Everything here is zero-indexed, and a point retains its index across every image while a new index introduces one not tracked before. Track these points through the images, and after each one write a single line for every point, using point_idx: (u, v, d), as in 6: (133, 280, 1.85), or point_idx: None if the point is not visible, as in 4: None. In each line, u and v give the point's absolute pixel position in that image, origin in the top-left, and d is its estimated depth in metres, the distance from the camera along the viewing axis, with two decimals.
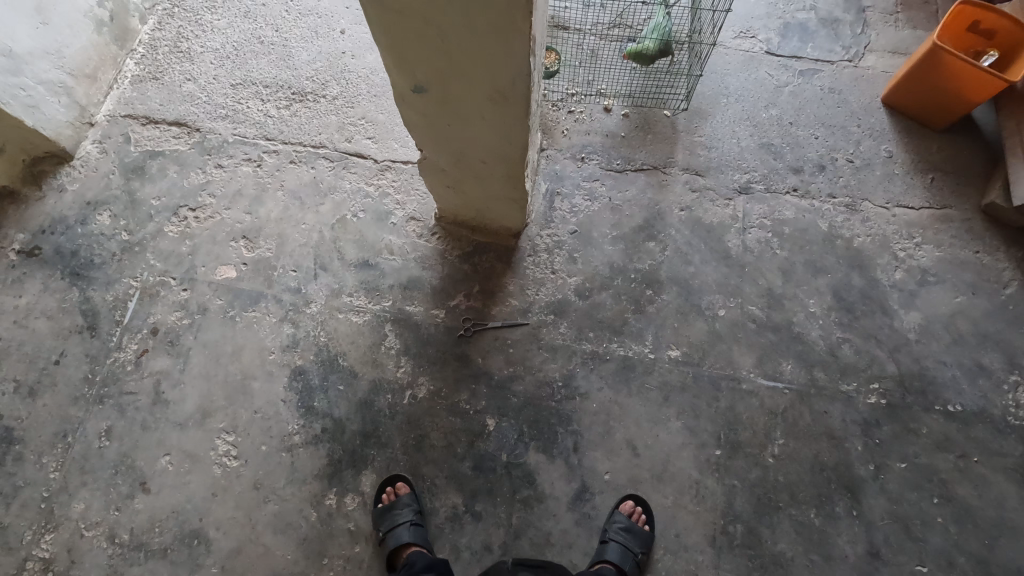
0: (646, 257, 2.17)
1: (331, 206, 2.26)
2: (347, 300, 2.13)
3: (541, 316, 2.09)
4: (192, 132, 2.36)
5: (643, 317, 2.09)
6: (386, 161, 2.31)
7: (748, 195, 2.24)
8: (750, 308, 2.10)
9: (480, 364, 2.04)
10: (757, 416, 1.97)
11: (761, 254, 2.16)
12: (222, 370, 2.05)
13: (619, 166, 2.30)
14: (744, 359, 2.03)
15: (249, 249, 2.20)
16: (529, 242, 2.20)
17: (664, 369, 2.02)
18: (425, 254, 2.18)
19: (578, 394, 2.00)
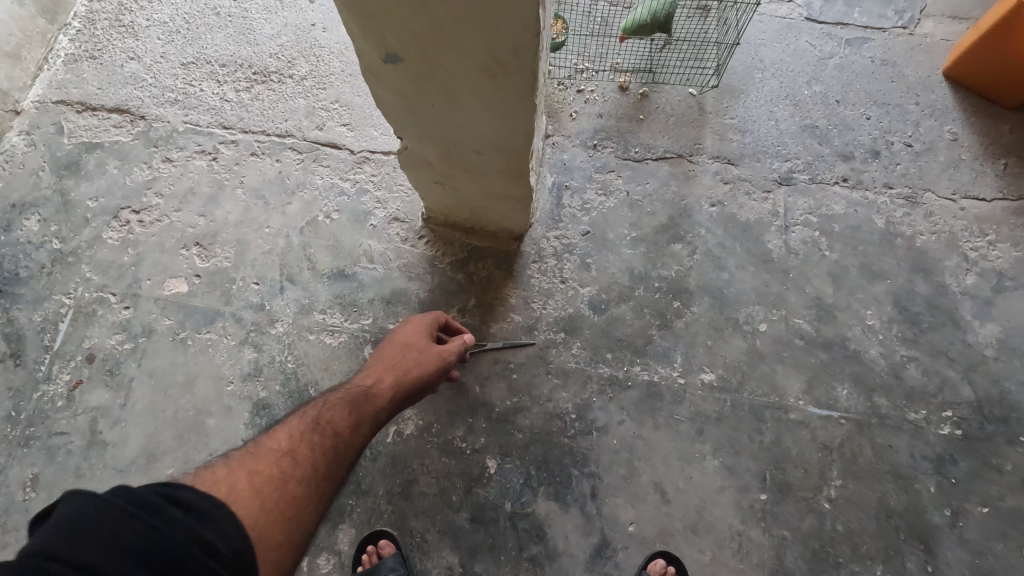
0: (672, 262, 1.84)
1: (299, 205, 1.91)
2: (319, 318, 1.80)
3: (550, 334, 1.77)
4: (136, 119, 2.01)
5: (671, 333, 1.76)
6: (363, 151, 1.96)
7: (790, 187, 1.91)
8: (797, 320, 1.77)
9: (477, 394, 1.72)
10: (807, 452, 1.65)
11: (807, 257, 1.83)
12: (170, 404, 1.72)
13: (637, 155, 1.96)
14: (790, 384, 1.71)
15: (203, 258, 1.86)
16: (533, 246, 1.86)
17: (696, 397, 1.70)
18: (411, 261, 1.85)
19: (595, 428, 1.68)
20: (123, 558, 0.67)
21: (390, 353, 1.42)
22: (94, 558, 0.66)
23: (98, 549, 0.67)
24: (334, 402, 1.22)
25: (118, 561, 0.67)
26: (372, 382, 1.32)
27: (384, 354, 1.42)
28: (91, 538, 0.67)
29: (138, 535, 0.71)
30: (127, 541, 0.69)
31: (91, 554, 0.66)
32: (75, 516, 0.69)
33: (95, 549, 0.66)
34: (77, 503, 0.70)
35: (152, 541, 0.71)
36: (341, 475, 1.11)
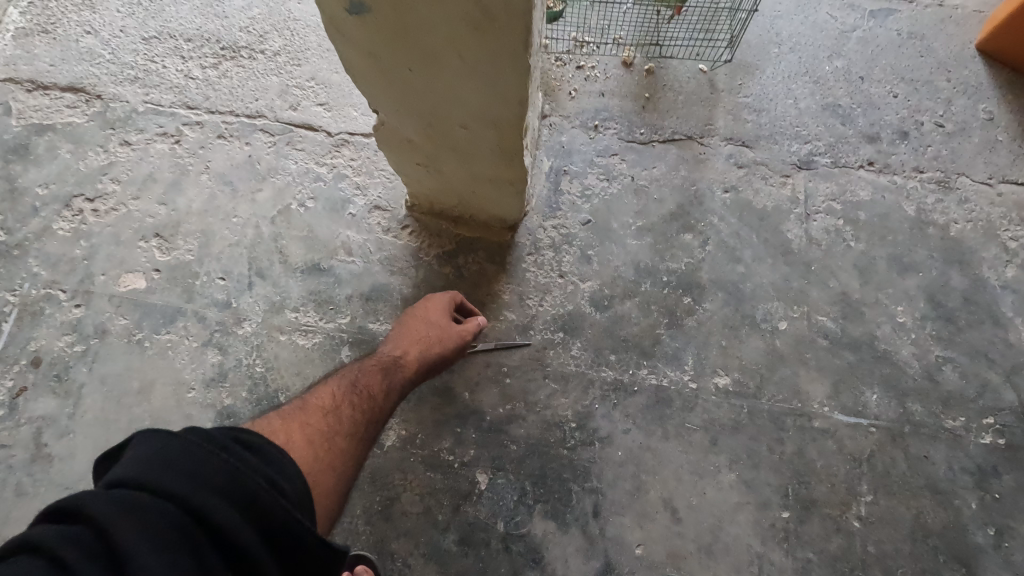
0: (681, 254, 1.66)
1: (270, 193, 1.73)
2: (291, 317, 1.62)
3: (547, 334, 1.60)
4: (91, 99, 1.82)
5: (681, 333, 1.59)
6: (341, 133, 1.78)
7: (810, 171, 1.74)
8: (820, 318, 1.60)
9: (467, 401, 1.55)
10: (833, 464, 1.48)
11: (831, 248, 1.66)
12: (124, 414, 1.55)
13: (643, 137, 1.78)
14: (814, 388, 1.54)
15: (164, 251, 1.68)
16: (528, 237, 1.69)
17: (710, 403, 1.53)
18: (394, 253, 1.67)
19: (597, 439, 1.51)
20: (195, 487, 0.71)
21: (416, 323, 1.44)
22: (181, 490, 0.71)
23: (174, 478, 0.71)
24: (366, 368, 1.30)
25: (198, 493, 0.71)
26: (400, 351, 1.37)
27: (411, 323, 1.44)
28: (166, 470, 0.72)
29: (205, 467, 0.74)
30: (198, 471, 0.73)
31: (167, 482, 0.71)
32: (153, 450, 0.74)
33: (171, 479, 0.71)
34: (153, 439, 0.76)
35: (219, 472, 0.74)
36: (374, 435, 1.20)
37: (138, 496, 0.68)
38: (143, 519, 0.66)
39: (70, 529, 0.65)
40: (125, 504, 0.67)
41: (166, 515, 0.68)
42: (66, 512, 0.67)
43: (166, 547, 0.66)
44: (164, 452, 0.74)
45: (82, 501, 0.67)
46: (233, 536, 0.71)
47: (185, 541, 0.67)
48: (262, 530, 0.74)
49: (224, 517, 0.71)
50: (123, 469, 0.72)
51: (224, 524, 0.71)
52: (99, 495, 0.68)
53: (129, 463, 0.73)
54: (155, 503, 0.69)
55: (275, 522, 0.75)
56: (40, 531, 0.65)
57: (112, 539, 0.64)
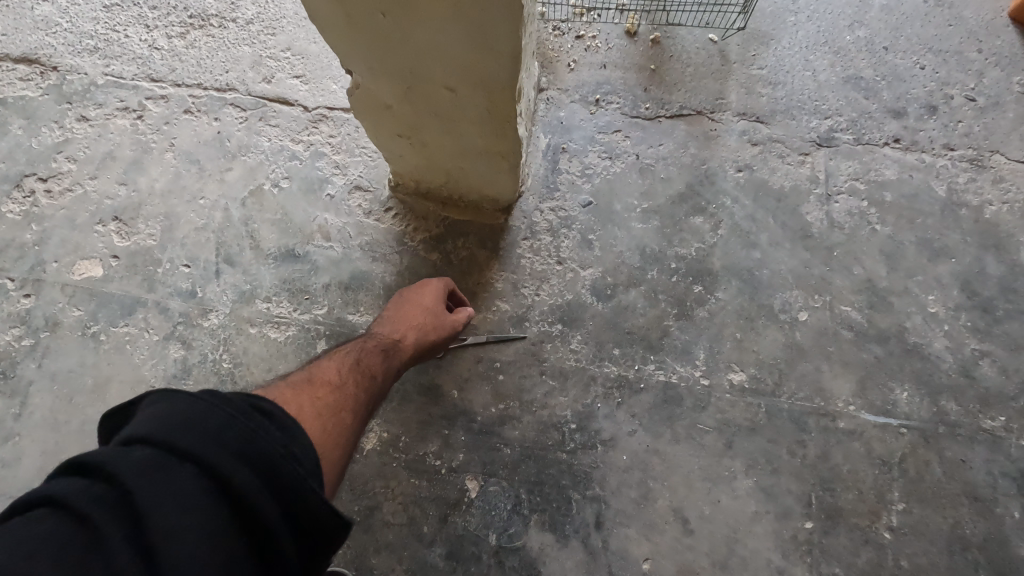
0: (691, 238, 1.52)
1: (240, 172, 1.58)
2: (262, 307, 1.47)
3: (544, 326, 1.45)
4: (47, 71, 1.67)
5: (692, 325, 1.44)
6: (319, 108, 1.63)
7: (831, 148, 1.59)
8: (843, 308, 1.46)
9: (455, 400, 1.40)
10: (860, 469, 1.34)
11: (854, 231, 1.52)
12: (76, 414, 1.40)
13: (648, 111, 1.63)
14: (838, 385, 1.40)
15: (123, 235, 1.53)
16: (524, 220, 1.54)
17: (723, 402, 1.39)
18: (376, 238, 1.53)
19: (600, 441, 1.36)
20: (216, 448, 0.61)
21: (412, 302, 1.29)
22: (195, 448, 0.60)
23: (193, 437, 0.61)
24: (367, 349, 1.14)
25: (211, 454, 0.60)
26: (398, 332, 1.23)
27: (407, 302, 1.29)
28: (184, 428, 0.61)
29: (230, 427, 0.64)
30: (221, 432, 0.63)
31: (187, 440, 0.61)
32: (173, 406, 0.64)
33: (190, 438, 0.61)
34: (174, 395, 0.66)
35: (244, 435, 0.63)
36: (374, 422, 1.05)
37: (153, 456, 0.59)
38: (160, 481, 0.57)
39: (84, 486, 0.56)
40: (139, 463, 0.58)
41: (186, 479, 0.58)
42: (81, 465, 0.58)
43: (186, 516, 0.56)
44: (185, 408, 0.64)
45: (97, 455, 0.58)
46: (259, 510, 0.60)
47: (203, 510, 0.57)
48: (289, 505, 0.63)
49: (249, 484, 0.60)
50: (141, 422, 0.63)
51: (248, 494, 0.60)
52: (116, 449, 0.59)
53: (146, 417, 0.63)
54: (173, 463, 0.59)
55: (304, 496, 0.63)
56: (53, 487, 0.57)
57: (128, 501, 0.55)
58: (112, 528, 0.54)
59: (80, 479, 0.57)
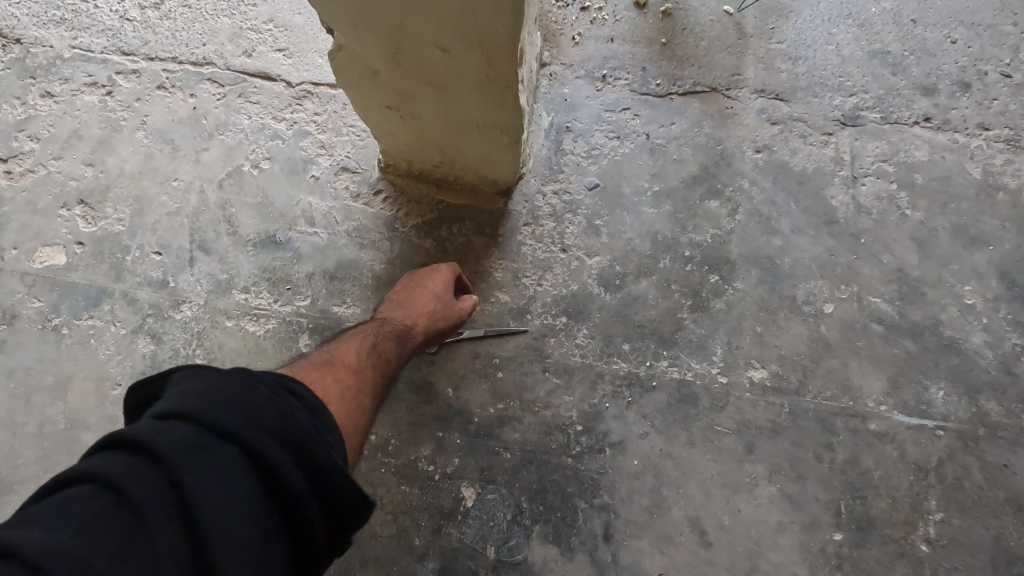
0: (707, 224, 1.40)
1: (218, 153, 1.46)
2: (240, 298, 1.35)
3: (547, 319, 1.33)
4: (9, 44, 1.54)
5: (708, 317, 1.33)
6: (304, 84, 1.51)
7: (856, 128, 1.47)
8: (872, 300, 1.34)
9: (450, 399, 1.28)
10: (894, 475, 1.23)
11: (883, 217, 1.40)
12: (35, 415, 1.28)
13: (658, 88, 1.51)
14: (868, 383, 1.29)
15: (89, 221, 1.41)
16: (525, 204, 1.41)
17: (743, 402, 1.27)
18: (364, 223, 1.40)
19: (608, 445, 1.25)
20: (247, 426, 0.65)
21: (422, 287, 1.22)
22: (232, 426, 0.65)
23: (226, 415, 0.65)
24: (378, 336, 1.10)
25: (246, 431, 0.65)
26: (409, 317, 1.17)
27: (416, 287, 1.22)
28: (217, 407, 0.66)
29: (259, 406, 0.68)
30: (252, 410, 0.67)
31: (219, 417, 0.65)
32: (205, 385, 0.68)
33: (225, 417, 0.65)
34: (206, 374, 0.70)
35: (273, 414, 0.68)
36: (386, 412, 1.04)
37: (190, 433, 0.63)
38: (198, 457, 0.62)
39: (129, 460, 0.61)
40: (177, 440, 0.62)
41: (222, 458, 0.63)
42: (124, 440, 0.63)
43: (223, 490, 0.61)
44: (217, 388, 0.68)
45: (138, 431, 0.63)
46: (287, 484, 0.65)
47: (241, 482, 0.62)
48: (314, 478, 0.67)
49: (278, 462, 0.65)
50: (175, 398, 0.67)
51: (277, 470, 0.65)
52: (154, 425, 0.64)
53: (179, 393, 0.67)
54: (208, 443, 0.63)
55: (327, 471, 0.68)
56: (100, 460, 0.62)
57: (171, 475, 0.60)
58: (159, 500, 0.59)
59: (125, 453, 0.62)
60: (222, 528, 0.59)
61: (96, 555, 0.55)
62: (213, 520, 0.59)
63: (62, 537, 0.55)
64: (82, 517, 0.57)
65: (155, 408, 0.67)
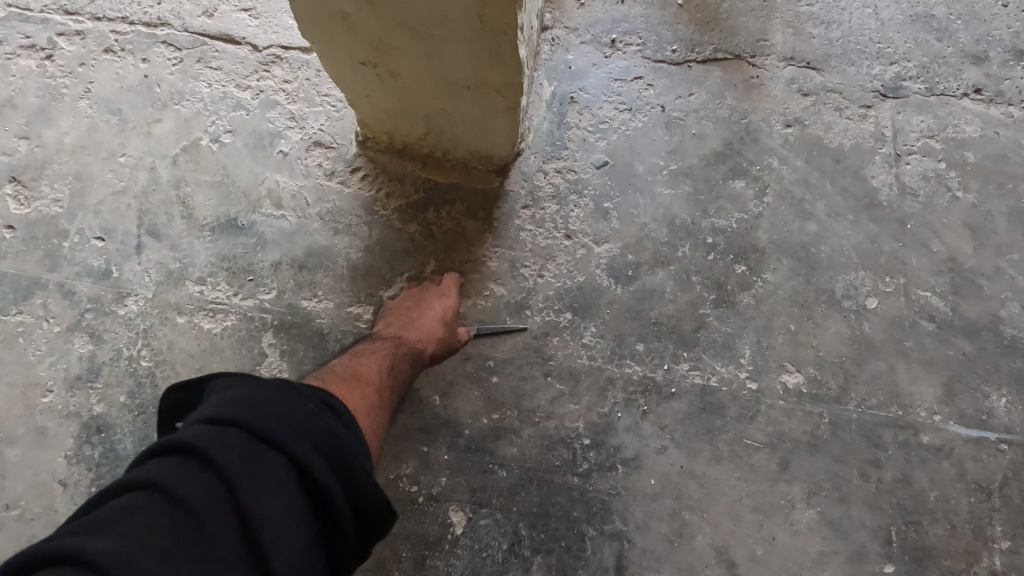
0: (732, 207, 1.22)
1: (172, 125, 1.27)
2: (194, 291, 1.17)
3: (549, 315, 1.15)
4: None
5: (734, 314, 1.15)
6: (271, 47, 1.31)
7: (898, 100, 1.30)
8: (922, 294, 1.17)
9: (438, 409, 1.11)
10: (951, 497, 1.06)
11: (931, 199, 1.23)
12: None
13: (674, 54, 1.33)
14: (919, 389, 1.12)
15: (21, 202, 1.22)
16: (524, 183, 1.23)
17: (775, 412, 1.10)
18: (339, 205, 1.22)
19: (620, 462, 1.08)
20: (296, 438, 0.66)
21: (433, 299, 1.14)
22: (278, 436, 0.65)
23: (276, 427, 0.66)
24: (391, 355, 1.04)
25: (293, 441, 0.66)
26: (422, 335, 1.09)
27: (428, 299, 1.14)
28: (268, 419, 0.66)
29: (306, 421, 0.69)
30: (300, 424, 0.68)
31: (268, 426, 0.66)
32: (253, 395, 0.69)
33: (273, 427, 0.66)
34: (251, 385, 0.71)
35: (321, 427, 0.69)
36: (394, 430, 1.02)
37: (243, 444, 0.64)
38: (252, 468, 0.62)
39: (184, 467, 0.61)
40: (233, 450, 0.63)
41: (269, 466, 0.63)
42: (178, 447, 0.63)
43: (277, 502, 0.62)
44: (264, 399, 0.69)
45: (191, 438, 0.63)
46: (334, 499, 0.66)
47: (286, 492, 0.63)
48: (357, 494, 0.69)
49: (320, 473, 0.66)
50: (225, 408, 0.67)
51: (326, 485, 0.66)
52: (207, 433, 0.64)
53: (227, 403, 0.68)
54: (258, 450, 0.64)
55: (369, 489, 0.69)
56: (154, 467, 0.62)
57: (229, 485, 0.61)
58: (216, 509, 0.59)
59: (179, 460, 0.62)
60: (276, 541, 0.60)
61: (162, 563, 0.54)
62: (270, 531, 0.60)
63: (126, 544, 0.54)
64: (143, 525, 0.56)
65: (203, 416, 0.67)
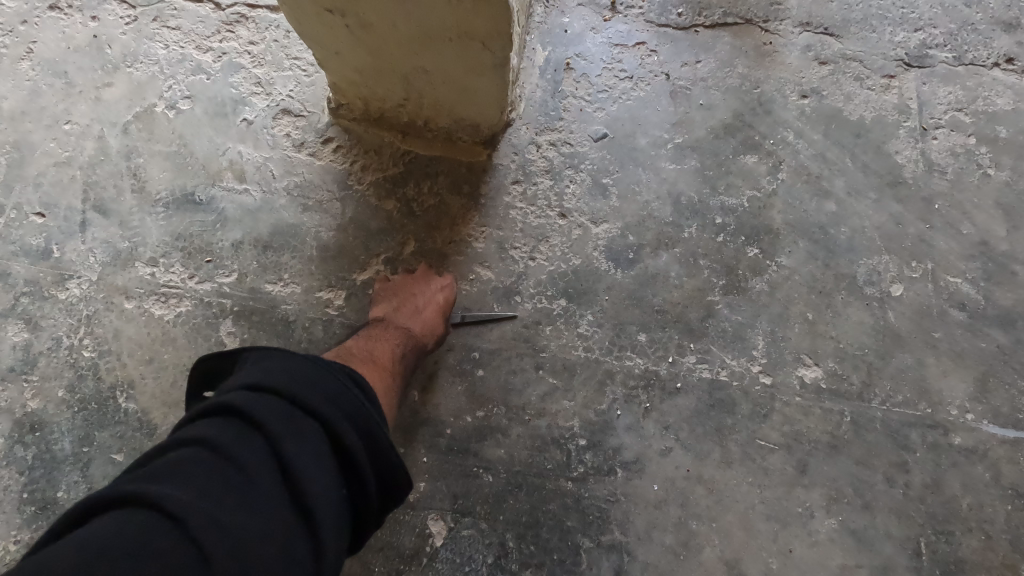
0: (743, 184, 1.11)
1: (123, 89, 1.14)
2: (145, 274, 1.05)
3: (541, 302, 1.04)
4: None
5: (745, 301, 1.04)
6: (235, 5, 1.18)
7: (924, 70, 1.17)
8: (952, 281, 1.06)
9: (418, 404, 1.00)
10: (986, 505, 0.96)
11: (961, 178, 1.11)
12: None
13: (680, 17, 1.19)
14: (949, 386, 1.01)
15: None
16: (514, 157, 1.11)
17: (791, 410, 0.99)
18: (309, 180, 1.10)
19: (619, 465, 0.97)
20: (332, 408, 0.65)
21: (438, 287, 1.02)
22: (314, 403, 0.64)
23: (312, 395, 0.65)
24: (393, 346, 0.94)
25: (328, 409, 0.65)
26: (426, 327, 0.98)
27: (433, 286, 1.02)
28: (305, 388, 0.65)
29: (338, 392, 0.68)
30: (334, 395, 0.67)
31: (305, 393, 0.64)
32: (287, 366, 0.67)
33: (309, 395, 0.64)
34: (284, 356, 0.69)
35: (354, 399, 0.68)
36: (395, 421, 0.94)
37: (284, 409, 0.62)
38: (294, 431, 0.61)
39: (229, 426, 0.60)
40: (276, 413, 0.61)
41: (307, 430, 0.62)
42: (221, 409, 0.61)
43: (317, 463, 0.60)
44: (301, 369, 0.67)
45: (235, 401, 0.62)
46: (363, 469, 0.65)
47: (324, 455, 0.62)
48: (385, 467, 0.68)
49: (353, 442, 0.65)
50: (263, 375, 0.65)
51: (357, 455, 0.65)
52: (250, 397, 0.62)
53: (264, 371, 0.66)
54: (298, 416, 0.62)
55: (393, 463, 0.69)
56: (197, 426, 0.60)
57: (273, 444, 0.59)
58: (262, 466, 0.58)
59: (224, 421, 0.60)
60: (319, 500, 0.59)
61: (219, 509, 0.53)
62: (314, 490, 0.59)
63: (184, 491, 0.53)
64: (195, 477, 0.55)
65: (238, 382, 0.66)
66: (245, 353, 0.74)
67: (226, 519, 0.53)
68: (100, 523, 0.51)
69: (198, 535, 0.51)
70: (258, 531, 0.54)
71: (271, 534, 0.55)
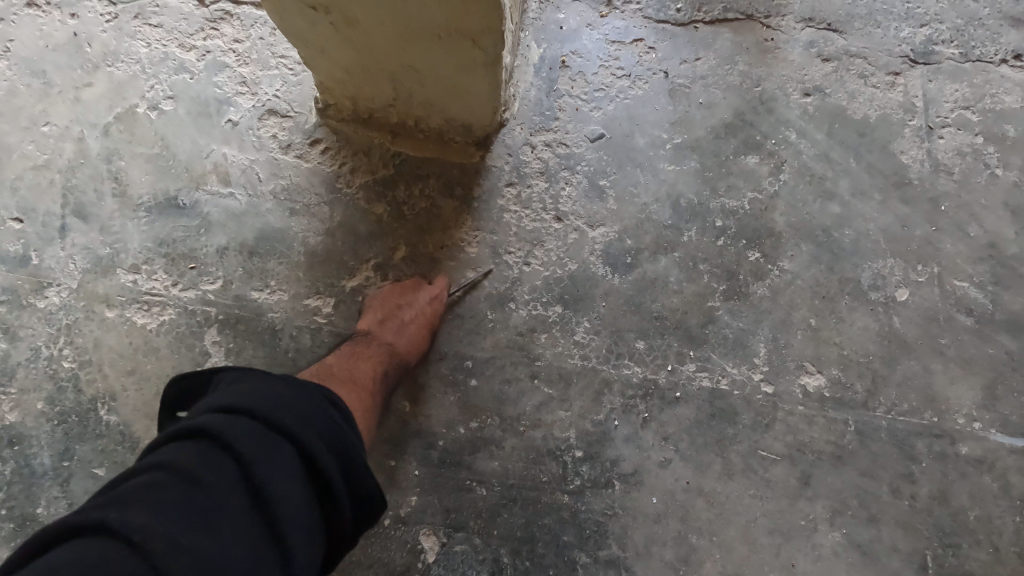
0: (744, 185, 1.07)
1: (103, 90, 1.10)
2: (127, 281, 1.01)
3: (536, 309, 1.01)
4: None
5: (747, 307, 1.01)
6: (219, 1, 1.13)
7: (931, 67, 1.13)
8: (958, 284, 1.03)
9: (408, 415, 0.96)
10: (995, 516, 0.93)
11: (969, 178, 1.08)
12: None
13: (678, 13, 1.15)
14: (956, 393, 0.98)
15: None
16: (509, 158, 1.08)
17: (794, 419, 0.96)
18: (296, 182, 1.06)
19: (617, 478, 0.94)
20: (308, 430, 0.62)
21: (428, 305, 0.97)
22: (289, 424, 0.61)
23: (289, 417, 0.62)
24: (378, 363, 0.92)
25: (302, 431, 0.62)
26: (411, 344, 0.95)
27: (422, 304, 0.97)
28: (284, 412, 0.62)
29: (314, 415, 0.64)
30: (309, 417, 0.64)
31: (279, 415, 0.61)
32: (267, 389, 0.64)
33: (284, 416, 0.61)
34: (262, 378, 0.66)
35: (331, 423, 0.65)
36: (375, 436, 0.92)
37: (262, 432, 0.59)
38: (270, 454, 0.58)
39: (202, 449, 0.56)
40: (254, 437, 0.58)
41: (281, 452, 0.59)
42: (192, 432, 0.58)
43: (291, 486, 0.57)
44: (276, 391, 0.64)
45: (211, 423, 0.58)
46: (338, 494, 0.62)
47: (298, 477, 0.58)
48: (360, 491, 0.65)
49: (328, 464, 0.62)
50: (238, 397, 0.62)
51: (331, 481, 0.62)
52: (227, 419, 0.58)
53: (238, 393, 0.63)
54: (272, 438, 0.59)
55: (369, 489, 0.66)
56: (168, 450, 0.56)
57: (248, 468, 0.56)
58: (235, 492, 0.55)
59: (195, 443, 0.57)
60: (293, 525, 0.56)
61: (190, 534, 0.50)
62: (288, 517, 0.56)
63: (152, 517, 0.50)
64: (165, 503, 0.51)
65: (211, 403, 0.62)
66: (219, 375, 0.71)
67: (197, 544, 0.50)
68: (63, 551, 0.47)
69: (171, 561, 0.47)
70: (231, 559, 0.51)
71: (244, 559, 0.51)
